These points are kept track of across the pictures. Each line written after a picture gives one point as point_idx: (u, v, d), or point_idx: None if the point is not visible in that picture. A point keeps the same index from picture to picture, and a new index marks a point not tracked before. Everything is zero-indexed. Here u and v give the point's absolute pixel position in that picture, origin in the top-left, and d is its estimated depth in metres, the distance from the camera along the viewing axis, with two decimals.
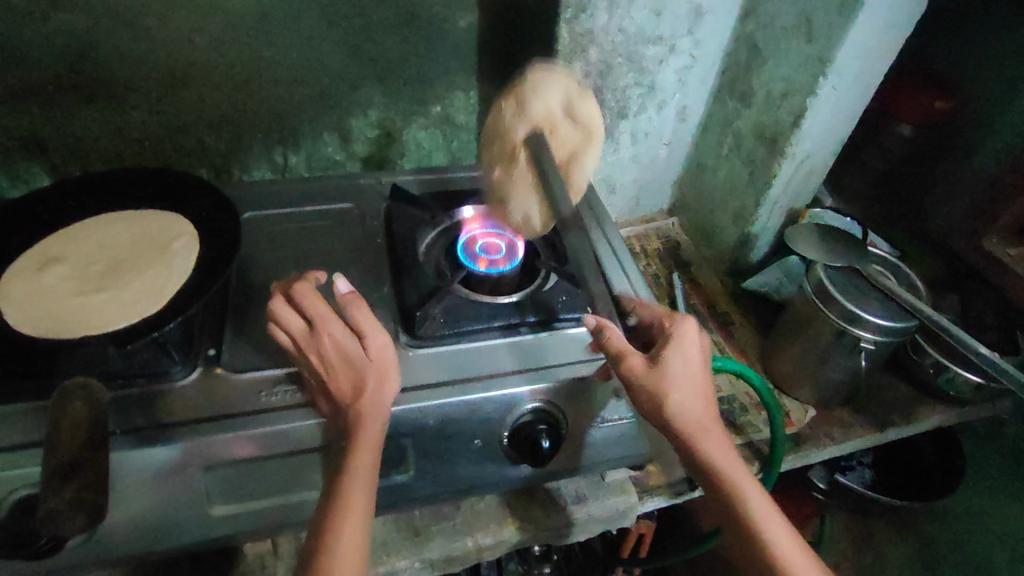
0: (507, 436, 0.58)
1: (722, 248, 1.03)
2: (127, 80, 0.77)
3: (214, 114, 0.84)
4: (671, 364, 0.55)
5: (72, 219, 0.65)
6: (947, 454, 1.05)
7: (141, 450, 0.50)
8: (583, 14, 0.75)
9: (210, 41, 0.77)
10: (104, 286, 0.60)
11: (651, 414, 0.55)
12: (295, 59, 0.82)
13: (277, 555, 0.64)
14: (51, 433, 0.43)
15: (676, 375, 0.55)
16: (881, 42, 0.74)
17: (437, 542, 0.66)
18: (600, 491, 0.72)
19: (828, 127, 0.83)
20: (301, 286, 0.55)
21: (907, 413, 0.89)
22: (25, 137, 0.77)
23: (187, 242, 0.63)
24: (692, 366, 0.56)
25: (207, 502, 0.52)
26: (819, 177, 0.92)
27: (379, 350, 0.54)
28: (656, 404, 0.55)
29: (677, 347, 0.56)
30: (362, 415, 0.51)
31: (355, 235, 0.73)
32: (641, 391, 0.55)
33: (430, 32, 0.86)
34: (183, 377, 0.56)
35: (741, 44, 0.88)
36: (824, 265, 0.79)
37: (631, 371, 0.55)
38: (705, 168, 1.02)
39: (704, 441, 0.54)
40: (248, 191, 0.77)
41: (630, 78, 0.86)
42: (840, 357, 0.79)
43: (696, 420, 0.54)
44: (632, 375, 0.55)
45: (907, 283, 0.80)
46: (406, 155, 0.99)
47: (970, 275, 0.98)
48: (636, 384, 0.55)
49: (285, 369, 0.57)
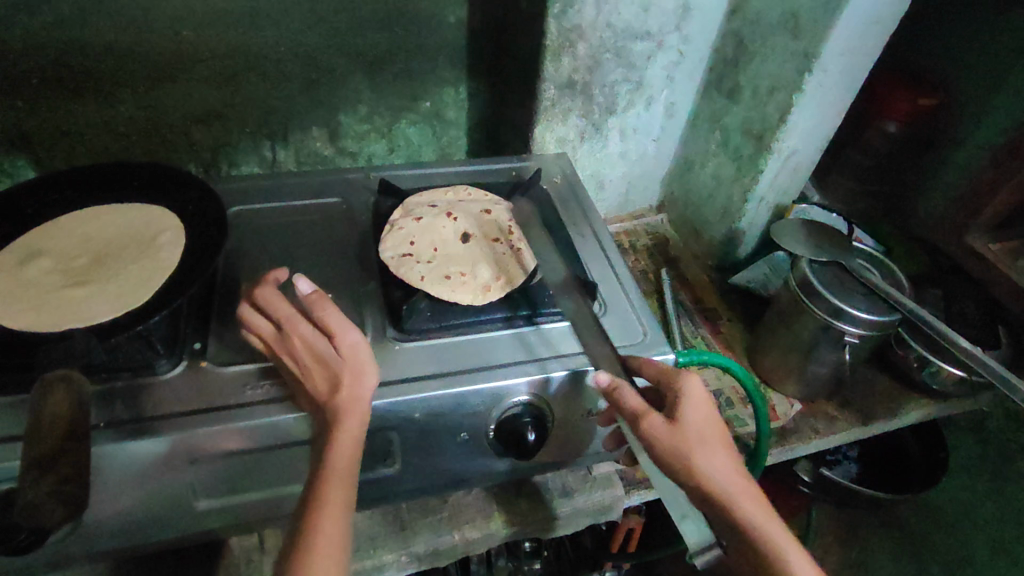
0: (492, 430, 0.59)
1: (709, 243, 1.04)
2: (112, 74, 0.76)
3: (202, 109, 0.83)
4: (692, 421, 0.53)
5: (56, 212, 0.65)
6: (932, 449, 1.05)
7: (125, 444, 0.49)
8: (570, 9, 0.76)
9: (197, 35, 0.77)
10: (90, 279, 0.59)
11: (683, 477, 0.51)
12: (283, 53, 0.82)
13: (264, 549, 0.64)
14: (32, 426, 0.43)
15: (701, 432, 0.52)
16: (866, 39, 0.75)
17: (424, 536, 0.67)
18: (586, 483, 0.73)
19: (813, 122, 0.83)
20: (261, 291, 0.54)
21: (891, 407, 0.90)
22: (8, 130, 0.76)
23: (174, 235, 0.63)
24: (710, 422, 0.53)
25: (193, 496, 0.53)
26: (805, 173, 0.93)
27: (350, 348, 0.53)
28: (685, 468, 0.51)
29: (692, 401, 0.54)
30: (340, 411, 0.50)
31: (342, 230, 0.73)
32: (668, 452, 0.51)
33: (418, 27, 0.86)
34: (168, 371, 0.55)
35: (728, 40, 0.88)
36: (809, 261, 0.80)
37: (652, 433, 0.51)
38: (693, 165, 1.02)
39: (743, 502, 0.50)
40: (236, 185, 0.76)
41: (618, 74, 0.86)
42: (825, 351, 0.80)
43: (731, 479, 0.51)
44: (654, 436, 0.51)
45: (891, 277, 0.81)
46: (395, 150, 0.99)
47: (954, 270, 0.99)
48: (663, 448, 0.51)
49: (259, 364, 0.57)
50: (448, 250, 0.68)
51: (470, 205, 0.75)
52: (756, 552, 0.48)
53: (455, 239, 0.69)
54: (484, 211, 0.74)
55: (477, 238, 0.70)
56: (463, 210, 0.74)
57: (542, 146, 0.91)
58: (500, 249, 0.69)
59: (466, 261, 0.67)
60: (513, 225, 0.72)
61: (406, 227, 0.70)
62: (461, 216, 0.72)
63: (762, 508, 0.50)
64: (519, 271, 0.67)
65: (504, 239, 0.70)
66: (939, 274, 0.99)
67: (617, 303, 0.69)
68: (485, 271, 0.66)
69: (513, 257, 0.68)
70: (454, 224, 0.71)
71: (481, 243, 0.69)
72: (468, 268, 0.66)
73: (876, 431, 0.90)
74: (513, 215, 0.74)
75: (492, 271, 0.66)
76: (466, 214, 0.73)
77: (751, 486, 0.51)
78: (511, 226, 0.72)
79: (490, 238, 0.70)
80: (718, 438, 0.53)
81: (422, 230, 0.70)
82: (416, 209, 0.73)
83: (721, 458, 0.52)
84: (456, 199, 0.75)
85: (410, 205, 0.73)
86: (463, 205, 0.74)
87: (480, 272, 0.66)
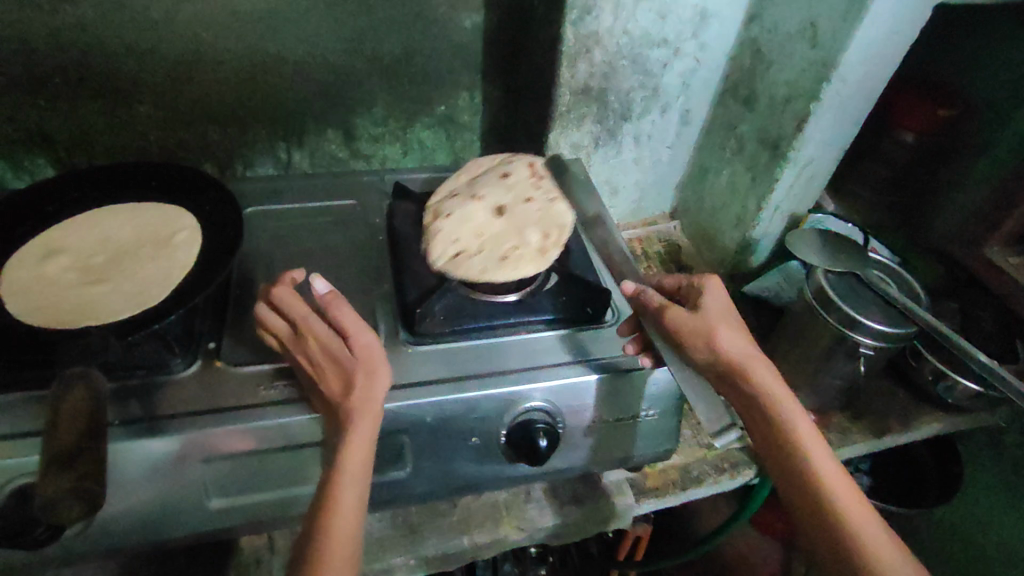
0: (504, 435, 0.59)
1: (723, 251, 1.03)
2: (132, 73, 0.77)
3: (219, 110, 0.84)
4: (711, 306, 0.59)
5: (75, 210, 0.66)
6: (945, 460, 1.05)
7: (140, 441, 0.50)
8: (588, 15, 0.76)
9: (216, 37, 0.77)
10: (107, 277, 0.60)
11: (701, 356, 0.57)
12: (301, 56, 0.83)
13: (274, 550, 0.64)
14: (51, 422, 0.44)
15: (716, 315, 0.58)
16: (885, 48, 0.74)
17: (433, 540, 0.67)
18: (597, 492, 0.72)
19: (830, 132, 0.83)
20: (277, 289, 0.54)
21: (906, 419, 0.89)
22: (30, 128, 0.77)
23: (190, 235, 0.63)
24: (725, 308, 0.59)
25: (205, 495, 0.53)
26: (823, 182, 0.92)
27: (365, 348, 0.53)
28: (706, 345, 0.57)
29: (714, 292, 0.60)
30: (353, 413, 0.50)
31: (356, 232, 0.73)
32: (687, 334, 0.57)
33: (435, 31, 0.86)
34: (182, 369, 0.56)
35: (745, 48, 0.88)
36: (824, 271, 0.79)
37: (675, 323, 0.58)
38: (708, 172, 1.02)
39: (752, 370, 0.56)
40: (252, 186, 0.77)
41: (634, 80, 0.86)
42: (839, 361, 0.80)
43: (740, 352, 0.56)
44: (676, 325, 0.58)
45: (908, 288, 0.80)
46: (409, 154, 0.99)
47: (971, 283, 0.98)
48: (682, 332, 0.57)
49: (275, 365, 0.57)
50: (492, 228, 0.66)
51: (486, 176, 0.73)
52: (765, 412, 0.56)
53: (491, 214, 0.68)
54: (502, 176, 0.72)
55: (512, 204, 0.69)
56: (482, 184, 0.71)
57: (556, 152, 0.91)
58: (538, 210, 0.69)
59: (515, 230, 0.66)
60: (535, 180, 0.73)
61: (439, 223, 0.67)
62: (486, 191, 0.70)
63: (771, 374, 0.56)
64: (563, 221, 0.68)
65: (536, 197, 0.70)
66: (955, 286, 0.98)
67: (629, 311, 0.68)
68: (535, 235, 0.65)
69: (551, 210, 0.68)
70: (485, 199, 0.69)
71: (518, 209, 0.68)
72: (520, 236, 0.65)
73: (890, 444, 0.89)
74: (529, 167, 0.74)
75: (541, 232, 0.66)
76: (488, 186, 0.71)
77: (760, 358, 0.57)
78: (534, 181, 0.73)
79: (523, 201, 0.70)
80: (730, 317, 0.58)
81: (456, 219, 0.67)
82: (439, 206, 0.69)
83: (735, 334, 0.57)
84: (468, 179, 0.73)
85: (427, 207, 0.70)
86: (477, 181, 0.72)
87: (533, 236, 0.66)
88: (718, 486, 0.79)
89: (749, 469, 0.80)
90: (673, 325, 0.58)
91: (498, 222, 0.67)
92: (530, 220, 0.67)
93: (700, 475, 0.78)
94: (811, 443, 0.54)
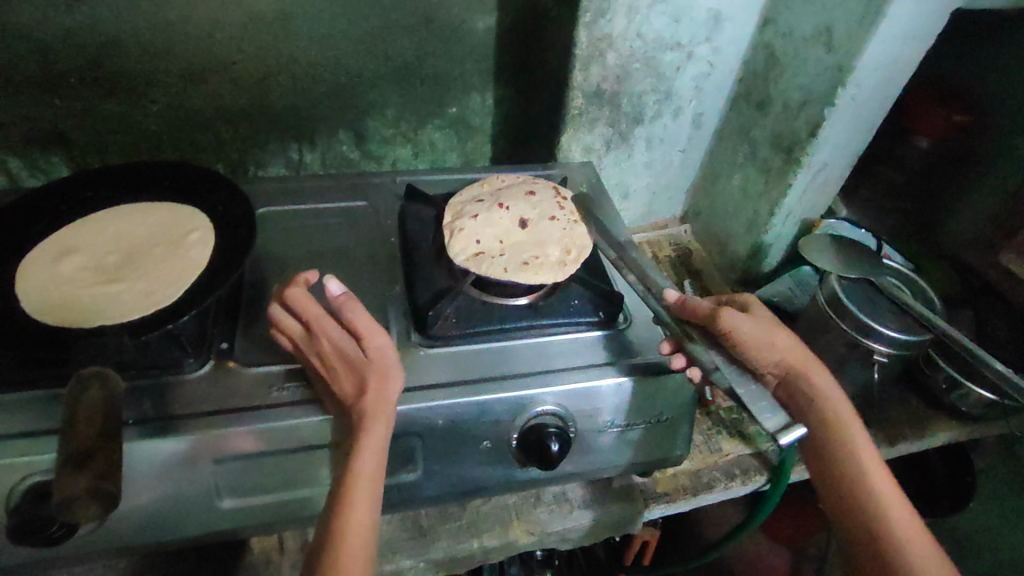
0: (515, 439, 0.58)
1: (734, 256, 1.03)
2: (147, 74, 0.77)
3: (232, 110, 0.84)
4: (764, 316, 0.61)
5: (89, 210, 0.66)
6: (957, 471, 1.04)
7: (152, 441, 0.50)
8: (601, 18, 0.76)
9: (231, 38, 0.78)
10: (120, 277, 0.60)
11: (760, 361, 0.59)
12: (314, 57, 0.83)
13: (283, 550, 0.64)
14: (67, 421, 0.44)
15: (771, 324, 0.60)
16: (901, 53, 0.74)
17: (443, 543, 0.67)
18: (607, 496, 0.72)
19: (845, 137, 0.82)
20: (290, 290, 0.54)
21: (919, 427, 0.88)
22: (45, 127, 0.78)
23: (204, 235, 0.63)
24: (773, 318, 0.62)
25: (217, 495, 0.53)
26: (836, 187, 0.91)
27: (378, 350, 0.53)
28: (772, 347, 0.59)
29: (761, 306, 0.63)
30: (366, 414, 0.50)
31: (368, 234, 0.73)
32: (746, 339, 0.57)
33: (448, 33, 0.86)
34: (195, 369, 0.56)
35: (759, 52, 0.87)
36: (837, 277, 0.78)
37: (733, 326, 0.56)
38: (719, 177, 1.01)
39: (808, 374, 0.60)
40: (265, 186, 0.77)
41: (647, 83, 0.86)
42: (852, 368, 0.79)
43: (797, 357, 0.60)
44: (735, 328, 0.57)
45: (921, 295, 0.80)
46: (420, 155, 0.99)
47: (985, 290, 0.98)
48: (743, 334, 0.57)
49: (287, 365, 0.57)
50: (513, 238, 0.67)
51: (512, 189, 0.74)
52: (818, 413, 0.59)
53: (514, 225, 0.68)
54: (528, 193, 0.73)
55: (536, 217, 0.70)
56: (507, 195, 0.73)
57: (567, 155, 0.91)
58: (560, 226, 0.69)
59: (537, 243, 0.67)
60: (560, 199, 0.74)
61: (459, 226, 0.68)
62: (512, 202, 0.71)
63: (826, 378, 0.60)
64: (585, 240, 0.68)
65: (560, 214, 0.71)
66: (969, 293, 0.98)
67: (641, 314, 0.67)
68: (557, 249, 0.66)
69: (575, 228, 0.69)
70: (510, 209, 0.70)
71: (541, 224, 0.69)
72: (541, 248, 0.66)
73: (903, 452, 0.88)
74: (555, 190, 0.74)
75: (563, 247, 0.67)
76: (514, 199, 0.72)
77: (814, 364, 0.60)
78: (559, 199, 0.73)
79: (547, 215, 0.70)
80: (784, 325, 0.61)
81: (478, 225, 0.68)
82: (460, 210, 0.71)
83: (791, 340, 0.60)
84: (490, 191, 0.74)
85: (446, 210, 0.71)
86: (500, 194, 0.73)
87: (554, 250, 0.66)
88: (730, 491, 0.78)
89: (760, 475, 0.79)
90: (731, 328, 0.56)
91: (520, 233, 0.68)
92: (552, 235, 0.68)
93: (710, 481, 0.78)
94: (862, 447, 0.58)
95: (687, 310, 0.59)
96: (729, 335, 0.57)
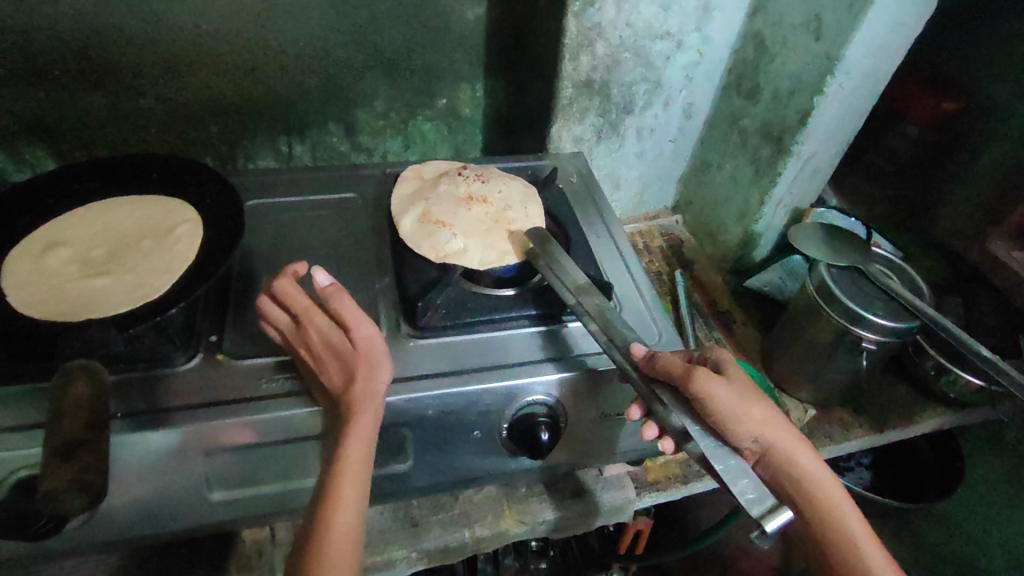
0: (505, 428, 0.59)
1: (725, 246, 1.03)
2: (133, 66, 0.77)
3: (221, 103, 0.84)
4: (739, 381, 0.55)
5: (75, 204, 0.65)
6: (946, 455, 1.05)
7: (142, 434, 0.50)
8: (590, 7, 0.75)
9: (216, 29, 0.77)
10: (107, 270, 0.60)
11: (740, 435, 0.53)
12: (302, 48, 0.82)
13: (275, 542, 0.64)
14: (53, 414, 0.44)
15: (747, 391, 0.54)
16: (889, 41, 0.73)
17: (434, 533, 0.67)
18: (598, 485, 0.72)
19: (834, 126, 0.83)
20: (279, 282, 0.54)
21: (906, 414, 0.89)
22: (30, 120, 0.77)
23: (191, 227, 0.63)
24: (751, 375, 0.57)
25: (206, 488, 0.53)
26: (826, 176, 0.92)
27: (366, 341, 0.52)
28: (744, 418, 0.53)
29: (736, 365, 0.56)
30: (354, 405, 0.50)
31: (357, 225, 0.73)
32: (720, 405, 0.52)
33: (437, 23, 0.86)
34: (184, 362, 0.56)
35: (748, 42, 0.87)
36: (826, 265, 0.79)
37: (706, 389, 0.52)
38: (710, 166, 1.01)
39: (791, 452, 0.54)
40: (252, 178, 0.76)
41: (636, 73, 0.86)
42: (841, 355, 0.79)
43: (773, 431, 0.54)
44: (708, 393, 0.52)
45: (910, 282, 0.80)
46: (410, 147, 0.99)
47: (973, 277, 0.99)
48: (717, 401, 0.52)
49: (278, 358, 0.57)
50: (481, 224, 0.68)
51: (432, 199, 0.70)
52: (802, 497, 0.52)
53: (469, 218, 0.68)
54: (427, 216, 0.69)
55: (451, 210, 0.69)
56: (438, 205, 0.70)
57: (557, 145, 0.91)
58: (454, 240, 0.66)
59: (483, 231, 0.67)
60: (425, 225, 0.68)
61: (474, 197, 0.70)
62: (450, 203, 0.70)
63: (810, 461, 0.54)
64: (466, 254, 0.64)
65: (442, 231, 0.66)
66: (959, 281, 0.99)
67: (633, 303, 0.68)
68: (484, 246, 0.65)
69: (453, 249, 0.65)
70: (462, 254, 0.65)
71: (455, 229, 0.67)
72: (487, 235, 0.66)
73: (891, 439, 0.89)
74: (417, 220, 0.68)
75: (478, 249, 0.65)
76: (439, 205, 0.70)
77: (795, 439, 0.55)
78: (425, 226, 0.67)
79: (466, 201, 0.70)
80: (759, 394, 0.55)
81: (476, 201, 0.70)
82: (461, 189, 0.71)
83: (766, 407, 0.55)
84: (437, 193, 0.71)
85: (461, 180, 0.72)
86: (442, 199, 0.70)
87: (486, 244, 0.66)
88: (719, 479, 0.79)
89: None
90: (704, 392, 0.52)
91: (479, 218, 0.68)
92: (462, 238, 0.66)
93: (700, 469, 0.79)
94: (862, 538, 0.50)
95: (656, 367, 0.53)
96: (702, 400, 0.52)
